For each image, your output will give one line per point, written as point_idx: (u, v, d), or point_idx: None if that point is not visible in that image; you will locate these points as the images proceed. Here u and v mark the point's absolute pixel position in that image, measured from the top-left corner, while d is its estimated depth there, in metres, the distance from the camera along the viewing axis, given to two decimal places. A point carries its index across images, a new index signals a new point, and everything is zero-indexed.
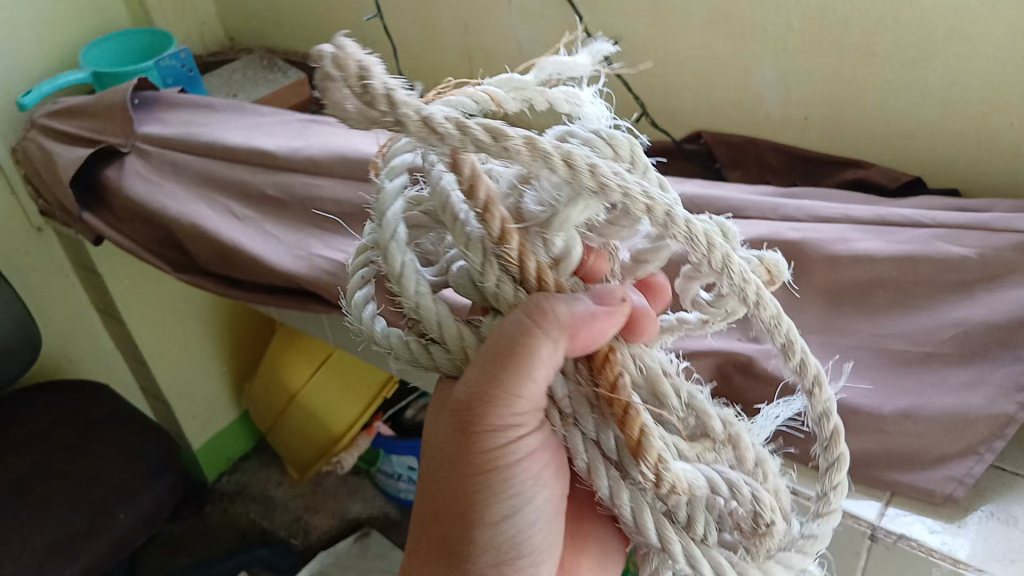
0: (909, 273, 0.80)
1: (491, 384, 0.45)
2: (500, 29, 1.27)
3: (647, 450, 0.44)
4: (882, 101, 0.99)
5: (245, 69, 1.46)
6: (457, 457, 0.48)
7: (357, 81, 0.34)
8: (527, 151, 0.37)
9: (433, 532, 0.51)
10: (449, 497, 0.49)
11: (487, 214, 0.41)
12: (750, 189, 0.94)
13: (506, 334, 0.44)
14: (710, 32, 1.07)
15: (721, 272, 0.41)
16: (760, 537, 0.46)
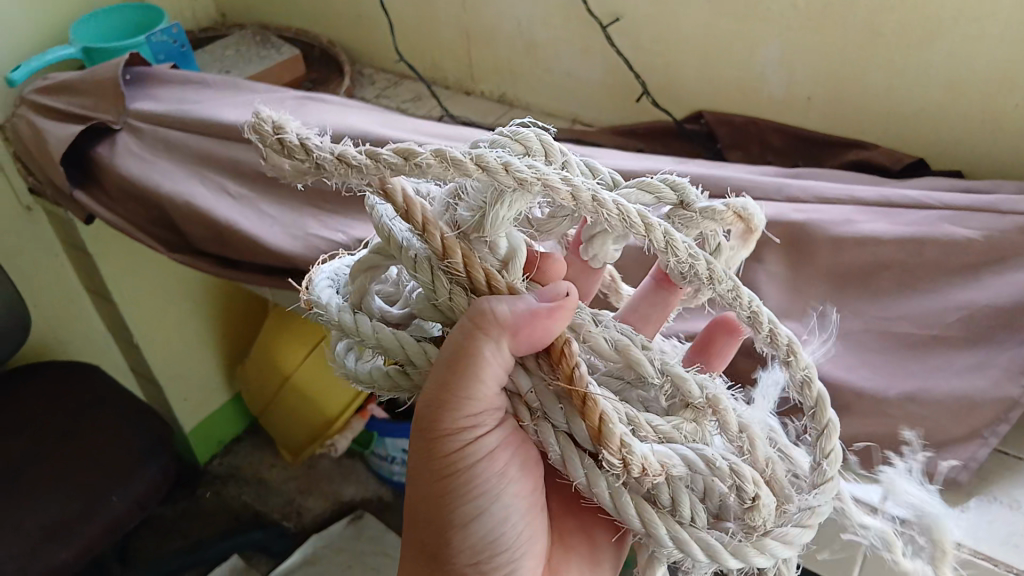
0: (914, 255, 0.79)
1: (446, 388, 0.51)
2: (497, 5, 1.25)
3: (607, 439, 0.48)
4: (886, 82, 0.98)
5: (238, 44, 1.44)
6: (425, 464, 0.55)
7: (272, 139, 0.47)
8: (437, 162, 0.47)
9: (419, 532, 0.58)
10: (424, 499, 0.56)
11: (429, 233, 0.50)
12: (753, 170, 0.93)
13: (455, 341, 0.50)
14: (714, 10, 1.05)
15: (667, 249, 0.49)
16: (749, 511, 0.50)
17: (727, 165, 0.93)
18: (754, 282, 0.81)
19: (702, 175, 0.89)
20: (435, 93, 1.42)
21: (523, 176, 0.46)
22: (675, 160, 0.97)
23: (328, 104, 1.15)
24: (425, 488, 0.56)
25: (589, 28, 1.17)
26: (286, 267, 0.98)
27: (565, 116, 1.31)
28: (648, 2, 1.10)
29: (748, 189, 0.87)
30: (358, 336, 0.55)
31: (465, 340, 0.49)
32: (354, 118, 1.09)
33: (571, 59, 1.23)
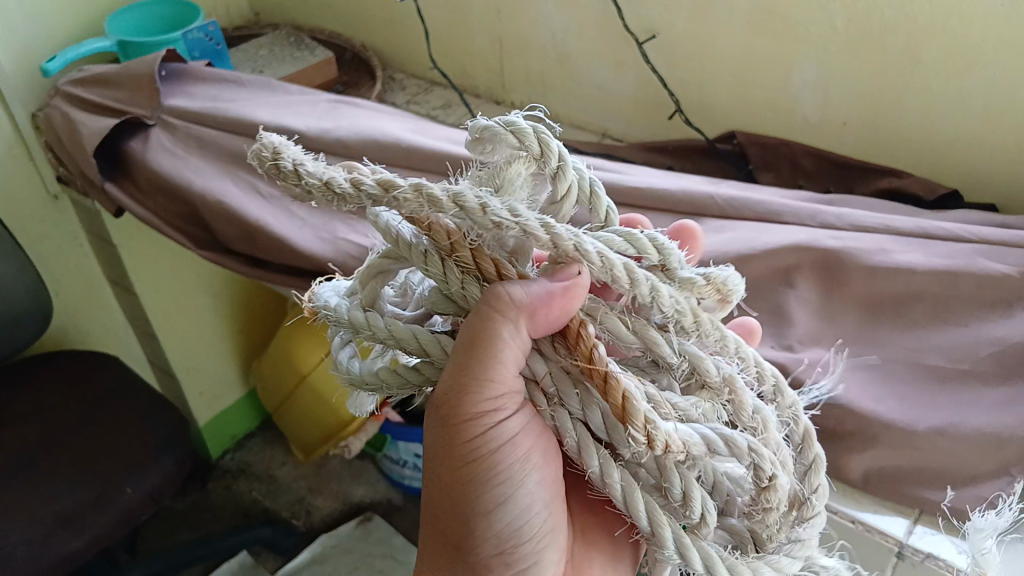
0: (948, 288, 0.79)
1: (465, 372, 0.53)
2: (533, 16, 1.25)
3: (631, 416, 0.50)
4: (922, 111, 0.97)
5: (272, 43, 1.44)
6: (445, 458, 0.57)
7: (271, 162, 0.52)
8: (414, 195, 0.50)
9: (444, 520, 0.59)
10: (444, 492, 0.58)
11: (435, 232, 0.53)
12: (787, 193, 0.93)
13: (473, 328, 0.52)
14: (751, 30, 1.05)
15: (653, 301, 0.51)
16: (764, 492, 0.53)
17: (761, 188, 0.93)
18: (784, 307, 0.81)
19: (736, 197, 0.89)
20: (465, 101, 1.42)
21: (499, 219, 0.49)
22: (708, 180, 0.97)
23: (361, 109, 1.15)
24: (447, 481, 0.58)
25: (624, 42, 1.17)
26: (314, 270, 0.98)
27: (595, 129, 1.31)
28: (685, 19, 1.09)
29: (782, 213, 0.86)
30: (369, 332, 0.56)
31: (476, 331, 0.52)
32: (388, 124, 1.09)
33: (603, 72, 1.23)
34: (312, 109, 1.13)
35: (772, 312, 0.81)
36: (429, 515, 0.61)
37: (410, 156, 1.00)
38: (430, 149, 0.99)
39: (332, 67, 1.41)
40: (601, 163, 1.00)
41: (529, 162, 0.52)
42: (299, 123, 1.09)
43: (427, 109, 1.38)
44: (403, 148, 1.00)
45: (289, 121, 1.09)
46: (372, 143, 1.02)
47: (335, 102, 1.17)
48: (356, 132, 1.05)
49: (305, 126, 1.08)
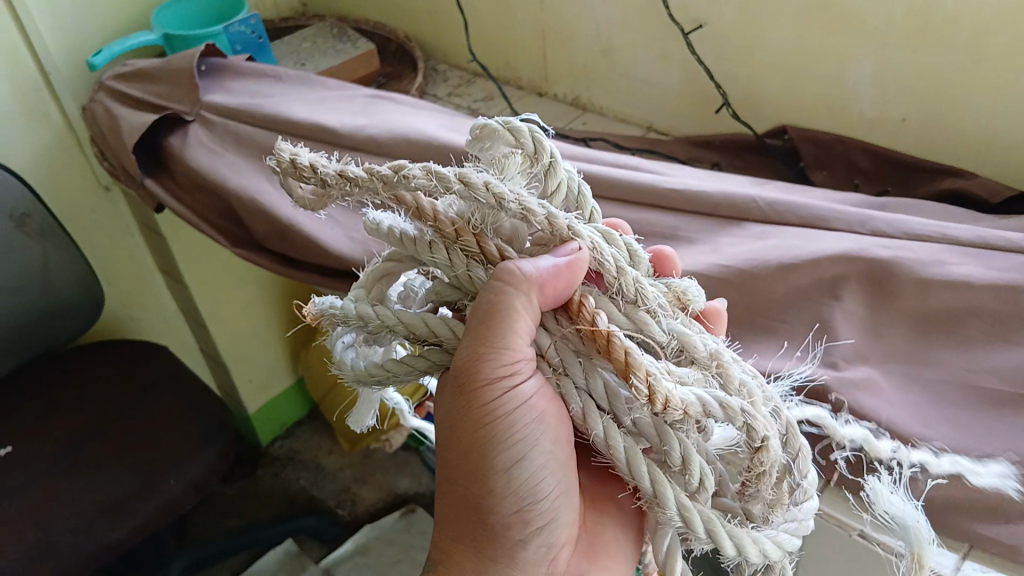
0: (1009, 303, 0.73)
1: (479, 343, 0.53)
2: (576, 7, 1.21)
3: (634, 370, 0.49)
4: (989, 106, 0.91)
5: (316, 35, 1.43)
6: (460, 429, 0.57)
7: (287, 160, 0.58)
8: (425, 176, 0.54)
9: (465, 500, 0.58)
10: (461, 463, 0.57)
11: (436, 217, 0.55)
12: (837, 197, 0.87)
13: (485, 300, 0.53)
14: (804, 21, 0.99)
15: (637, 297, 0.54)
16: (758, 454, 0.50)
17: (809, 191, 0.88)
18: (829, 320, 0.76)
19: (780, 201, 0.84)
20: (507, 94, 1.39)
21: (501, 193, 0.53)
22: (753, 181, 0.92)
23: (397, 105, 1.13)
24: (462, 452, 0.57)
25: (669, 33, 1.12)
26: (344, 269, 0.97)
27: (640, 124, 1.26)
28: (734, 9, 1.04)
29: (829, 220, 0.81)
30: (379, 321, 0.57)
31: (491, 298, 0.53)
32: (422, 120, 1.07)
33: (649, 65, 1.18)
34: (349, 105, 1.12)
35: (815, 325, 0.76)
36: (447, 497, 0.60)
37: (443, 154, 0.97)
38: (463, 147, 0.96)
39: (374, 59, 1.39)
40: (640, 162, 0.95)
41: (524, 160, 0.55)
42: (333, 119, 1.07)
43: (468, 103, 1.36)
44: (435, 146, 0.98)
45: (323, 117, 1.08)
46: (404, 140, 1.00)
47: (373, 97, 1.16)
48: (390, 129, 1.03)
49: (338, 123, 1.06)
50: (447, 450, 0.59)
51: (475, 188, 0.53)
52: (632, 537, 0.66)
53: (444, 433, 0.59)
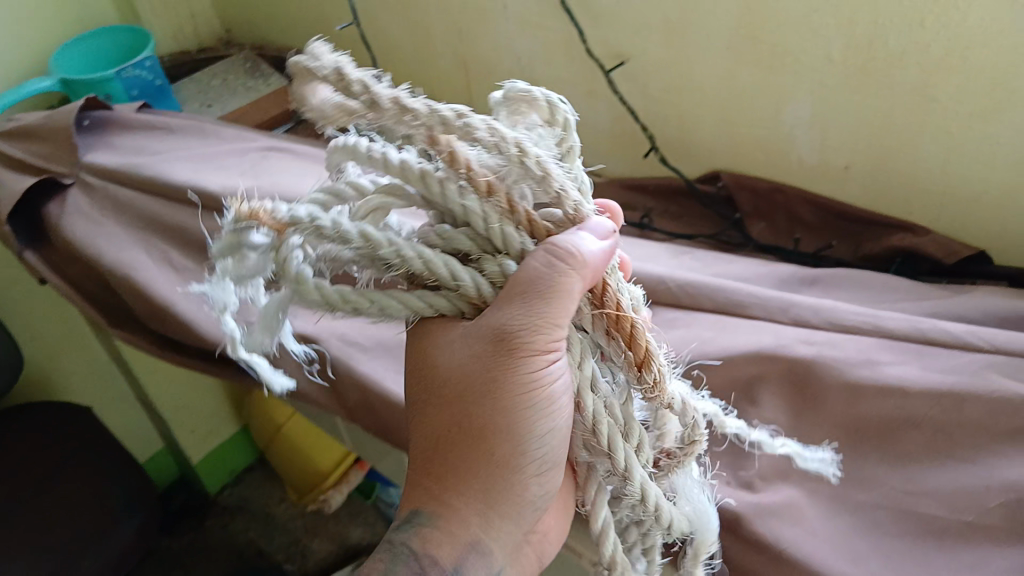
0: (950, 412, 0.61)
1: (534, 315, 0.44)
2: (496, 40, 1.09)
3: (653, 363, 0.46)
4: (941, 156, 0.79)
5: (226, 74, 1.36)
6: (481, 385, 0.47)
7: (334, 74, 0.43)
8: (489, 134, 0.43)
9: (468, 479, 0.48)
10: (479, 433, 0.47)
11: (476, 173, 0.44)
12: (762, 273, 0.76)
13: (536, 273, 0.44)
14: (733, 58, 0.87)
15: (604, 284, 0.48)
16: (689, 448, 0.52)
17: (729, 268, 0.77)
18: (744, 431, 0.65)
19: (692, 284, 0.73)
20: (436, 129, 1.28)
21: (544, 167, 0.44)
22: (671, 253, 0.81)
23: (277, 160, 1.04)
24: (482, 420, 0.47)
25: (592, 70, 1.01)
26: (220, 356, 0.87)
27: None
28: (657, 44, 0.92)
29: (748, 307, 0.70)
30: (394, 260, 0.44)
31: (559, 271, 0.43)
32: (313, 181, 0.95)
33: (576, 102, 1.07)
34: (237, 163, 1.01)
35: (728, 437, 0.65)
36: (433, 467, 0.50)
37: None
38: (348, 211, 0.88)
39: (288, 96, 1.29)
40: None
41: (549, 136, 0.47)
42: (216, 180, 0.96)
43: None
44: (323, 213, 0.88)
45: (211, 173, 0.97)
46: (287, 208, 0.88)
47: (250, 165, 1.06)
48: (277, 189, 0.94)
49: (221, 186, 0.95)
50: (449, 416, 0.49)
51: (532, 159, 0.43)
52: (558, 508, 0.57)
53: (447, 394, 0.49)
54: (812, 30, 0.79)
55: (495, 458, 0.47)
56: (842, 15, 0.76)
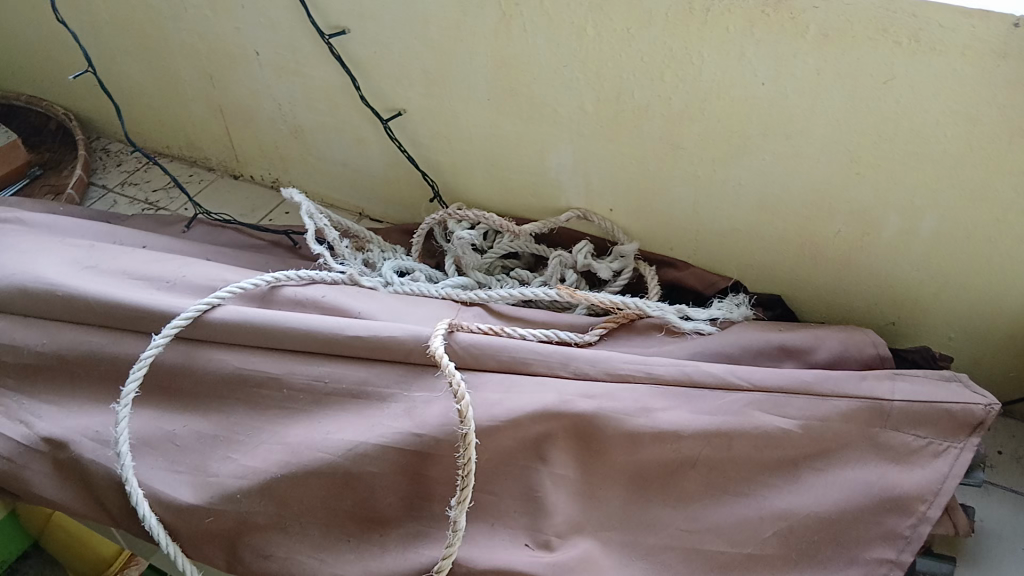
0: (721, 450, 0.65)
1: (327, 339, 0.74)
2: (251, 85, 1.04)
3: None
4: (692, 200, 0.84)
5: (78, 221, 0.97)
6: (333, 347, 0.74)
7: None
8: None
9: (309, 352, 0.75)
10: (302, 327, 0.75)
11: None
12: (539, 325, 0.78)
13: (354, 347, 0.74)
14: (495, 109, 0.88)
15: None
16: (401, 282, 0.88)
17: (508, 324, 0.78)
18: (537, 491, 0.65)
19: (476, 343, 0.71)
20: (193, 177, 1.21)
21: None
22: (448, 314, 0.79)
23: (4, 257, 0.84)
24: (335, 337, 0.74)
25: (367, 121, 0.98)
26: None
27: (350, 209, 1.13)
28: (421, 96, 0.91)
29: (527, 361, 0.71)
30: None
31: (355, 343, 0.74)
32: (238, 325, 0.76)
33: (346, 150, 1.04)
34: (186, 300, 0.80)
35: (524, 498, 0.65)
36: (278, 331, 0.75)
37: (135, 317, 0.77)
38: (133, 304, 0.77)
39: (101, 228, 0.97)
40: (320, 292, 0.82)
41: None
42: (253, 363, 0.75)
43: (150, 197, 1.18)
44: (95, 303, 0.78)
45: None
46: (299, 371, 0.74)
47: (49, 288, 0.79)
48: (66, 300, 0.78)
49: (233, 351, 0.76)
50: (290, 364, 0.74)
51: None
52: (258, 363, 0.75)
53: (281, 342, 0.75)
54: (570, 84, 0.81)
55: (344, 392, 0.73)
56: (590, 71, 0.79)
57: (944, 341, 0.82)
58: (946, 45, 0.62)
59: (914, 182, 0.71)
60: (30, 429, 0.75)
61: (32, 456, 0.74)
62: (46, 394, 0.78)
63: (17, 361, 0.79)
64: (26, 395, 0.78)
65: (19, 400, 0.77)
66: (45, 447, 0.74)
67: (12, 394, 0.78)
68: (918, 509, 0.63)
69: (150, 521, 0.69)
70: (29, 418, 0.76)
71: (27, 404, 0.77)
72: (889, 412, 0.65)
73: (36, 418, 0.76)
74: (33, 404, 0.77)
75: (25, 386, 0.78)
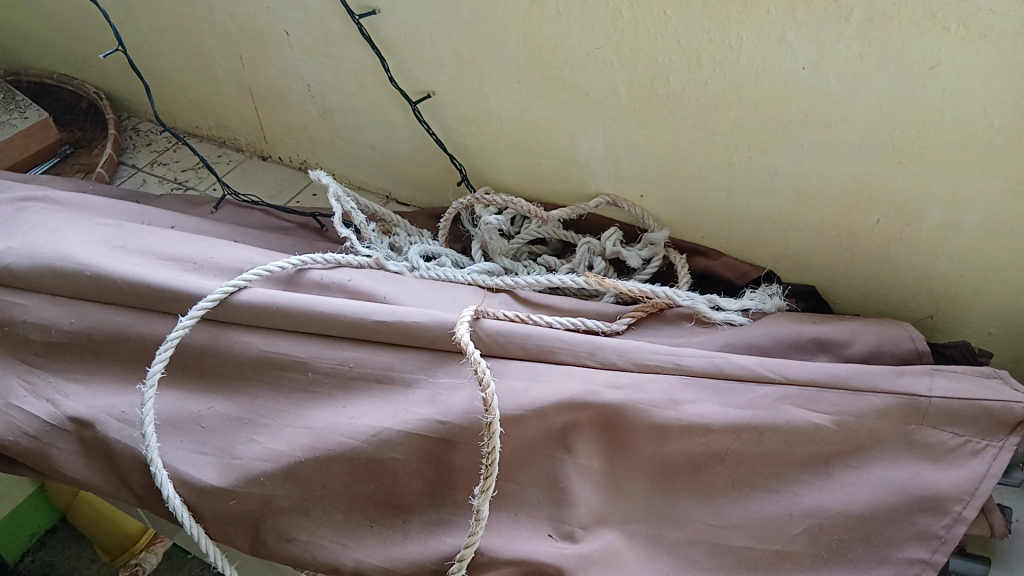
0: (751, 444, 0.64)
1: (353, 323, 0.74)
2: (281, 66, 1.03)
3: None
4: (725, 188, 0.82)
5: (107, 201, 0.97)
6: (359, 331, 0.73)
7: None
8: None
9: (335, 336, 0.74)
10: (328, 311, 0.74)
11: None
12: (567, 313, 0.77)
13: (380, 332, 0.73)
14: (526, 92, 0.86)
15: None
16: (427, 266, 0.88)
17: (534, 311, 0.77)
18: (561, 482, 0.64)
19: (502, 330, 0.71)
20: (221, 158, 1.21)
21: None
22: (474, 301, 0.78)
23: (33, 235, 0.84)
24: (361, 321, 0.73)
25: (396, 103, 0.97)
26: (18, 455, 0.76)
27: (377, 192, 1.12)
28: (451, 78, 0.90)
29: (554, 350, 0.70)
30: None
31: (381, 329, 0.73)
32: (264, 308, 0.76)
33: (374, 132, 1.03)
34: (213, 281, 0.80)
35: (548, 488, 0.65)
36: (303, 314, 0.74)
37: (162, 298, 0.77)
38: (160, 285, 0.77)
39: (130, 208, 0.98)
40: (346, 275, 0.81)
41: None
42: (278, 346, 0.74)
43: (178, 178, 1.18)
44: (122, 283, 0.78)
45: (20, 266, 0.81)
46: (324, 355, 0.74)
47: (78, 267, 0.79)
48: (94, 279, 0.78)
49: (259, 334, 0.75)
50: (316, 348, 0.74)
51: None
52: (283, 346, 0.74)
53: (307, 325, 0.74)
54: (603, 67, 0.79)
55: (369, 377, 0.72)
56: (623, 54, 0.77)
57: (982, 337, 0.80)
58: (997, 31, 0.60)
59: (958, 172, 0.69)
60: (57, 408, 0.76)
61: (60, 435, 0.75)
62: (74, 373, 0.78)
63: (45, 340, 0.79)
64: (54, 375, 0.78)
65: (47, 379, 0.78)
66: (72, 426, 0.75)
67: (40, 373, 0.78)
68: (953, 509, 0.61)
69: (174, 502, 0.69)
70: (57, 397, 0.76)
71: (54, 383, 0.78)
72: (926, 409, 0.64)
73: (63, 397, 0.76)
74: (61, 383, 0.78)
75: (53, 365, 0.79)
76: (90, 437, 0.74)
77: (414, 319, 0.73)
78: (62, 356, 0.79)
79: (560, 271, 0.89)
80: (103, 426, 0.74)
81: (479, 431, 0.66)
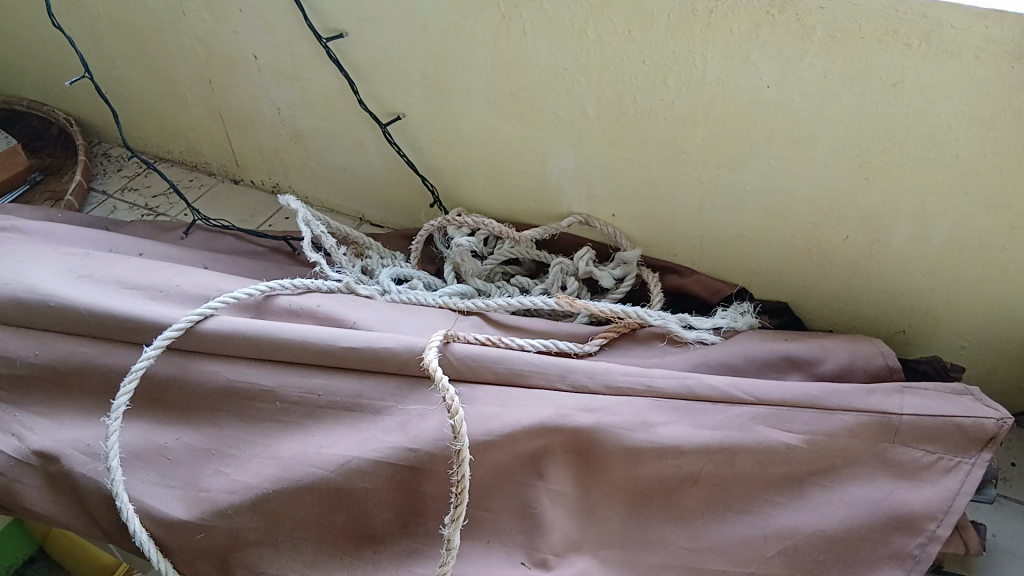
0: (724, 466, 0.63)
1: (321, 350, 0.72)
2: (250, 89, 1.02)
3: None
4: (696, 205, 0.82)
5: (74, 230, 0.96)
6: (328, 357, 0.72)
7: None
8: None
9: (304, 363, 0.73)
10: (297, 338, 0.73)
11: None
12: (538, 335, 0.76)
13: (349, 358, 0.72)
14: (495, 113, 0.86)
15: None
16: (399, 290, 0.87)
17: (505, 334, 0.76)
18: (533, 508, 0.63)
19: (472, 355, 0.70)
20: (193, 182, 1.20)
21: None
22: (444, 325, 0.78)
23: None
24: (330, 348, 0.72)
25: (366, 125, 0.97)
26: None
27: (350, 214, 1.11)
28: (420, 99, 0.90)
29: (524, 374, 0.69)
30: None
31: (351, 355, 0.72)
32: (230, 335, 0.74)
33: (346, 154, 1.03)
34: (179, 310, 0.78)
35: (520, 515, 0.64)
36: (271, 342, 0.73)
37: (126, 328, 0.76)
38: (125, 315, 0.76)
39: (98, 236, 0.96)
40: (315, 302, 0.80)
41: None
42: (246, 375, 0.73)
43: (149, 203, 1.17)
44: (86, 314, 0.76)
45: None
46: (293, 383, 0.72)
47: (42, 298, 0.78)
48: (58, 310, 0.77)
49: (226, 362, 0.74)
50: (284, 376, 0.73)
51: None
52: (251, 375, 0.73)
53: (275, 353, 0.73)
54: (571, 88, 0.79)
55: (339, 404, 0.71)
56: (590, 74, 0.77)
57: (956, 350, 0.80)
58: (960, 47, 0.60)
59: (925, 187, 0.69)
60: (21, 442, 0.74)
61: (25, 470, 0.73)
62: (38, 407, 0.77)
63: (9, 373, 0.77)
64: (18, 408, 0.77)
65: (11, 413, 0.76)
66: (36, 461, 0.73)
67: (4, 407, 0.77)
68: (927, 527, 0.60)
69: (140, 537, 0.67)
70: (21, 432, 0.75)
71: (19, 416, 0.76)
72: (898, 427, 0.63)
73: (28, 432, 0.75)
74: (25, 417, 0.76)
75: (17, 398, 0.77)
76: (55, 472, 0.72)
77: (383, 346, 0.72)
78: (26, 389, 0.77)
79: (534, 292, 0.88)
80: (67, 460, 0.72)
81: (448, 459, 0.65)
